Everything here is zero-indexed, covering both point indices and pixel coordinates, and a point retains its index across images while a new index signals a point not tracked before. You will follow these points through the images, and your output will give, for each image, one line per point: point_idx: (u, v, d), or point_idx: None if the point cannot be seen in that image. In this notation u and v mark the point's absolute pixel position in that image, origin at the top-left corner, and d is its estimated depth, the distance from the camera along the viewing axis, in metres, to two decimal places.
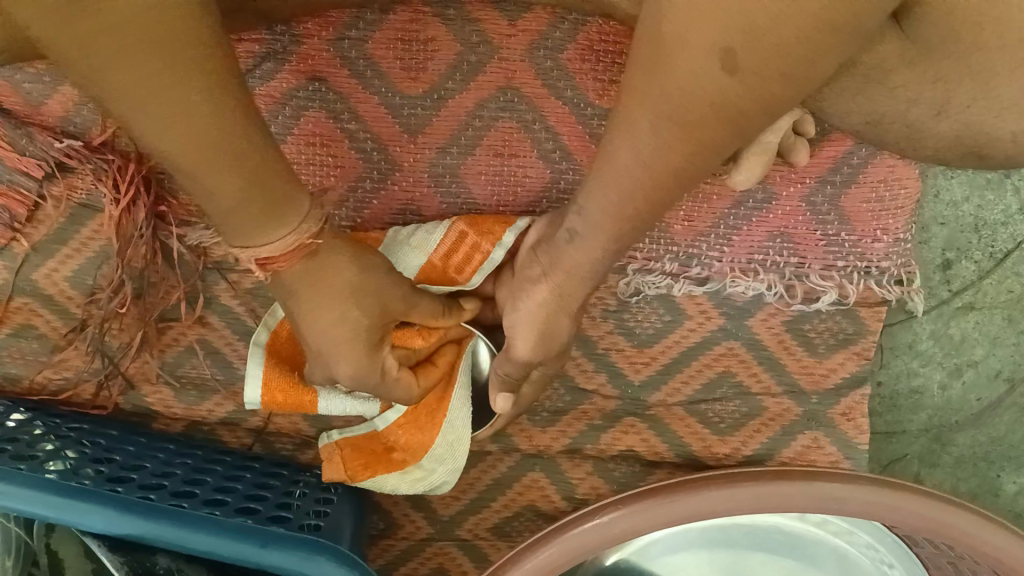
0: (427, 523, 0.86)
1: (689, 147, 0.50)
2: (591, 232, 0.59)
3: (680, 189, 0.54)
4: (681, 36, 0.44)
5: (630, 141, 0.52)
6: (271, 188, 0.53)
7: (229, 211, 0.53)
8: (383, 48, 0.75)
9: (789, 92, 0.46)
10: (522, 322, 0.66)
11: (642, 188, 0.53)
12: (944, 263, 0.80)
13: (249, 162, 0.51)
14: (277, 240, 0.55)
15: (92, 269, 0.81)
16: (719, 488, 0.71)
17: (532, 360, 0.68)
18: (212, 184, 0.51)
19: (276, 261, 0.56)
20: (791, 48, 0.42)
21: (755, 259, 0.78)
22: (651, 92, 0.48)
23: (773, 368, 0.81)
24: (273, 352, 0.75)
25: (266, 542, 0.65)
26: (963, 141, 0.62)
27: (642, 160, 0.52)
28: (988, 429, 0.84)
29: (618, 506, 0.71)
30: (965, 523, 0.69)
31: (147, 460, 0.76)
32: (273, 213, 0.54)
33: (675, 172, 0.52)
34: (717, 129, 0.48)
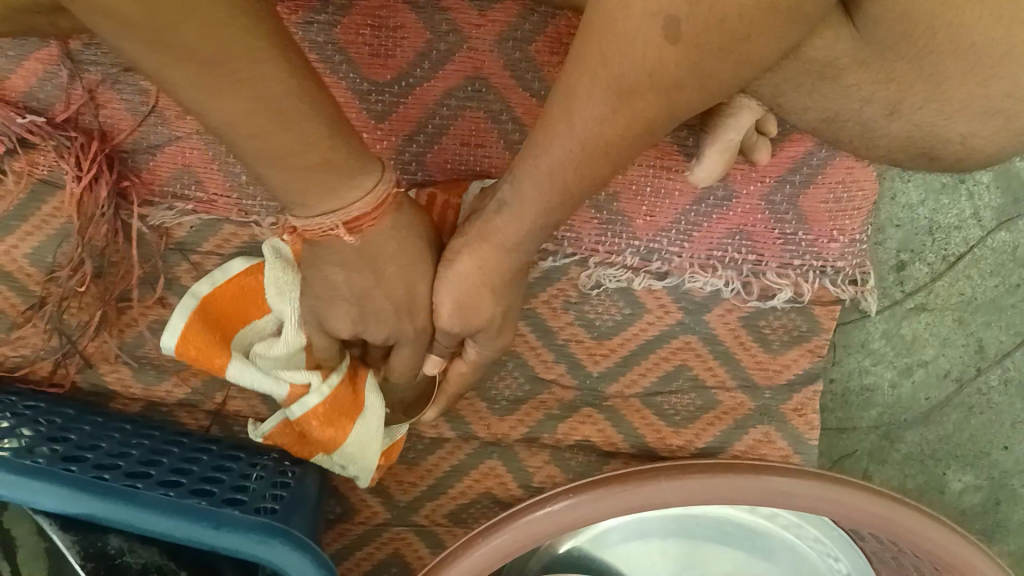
0: (384, 509, 0.87)
1: (624, 118, 0.54)
2: (522, 208, 0.61)
3: (613, 164, 0.58)
4: (624, 2, 0.48)
5: (566, 113, 0.55)
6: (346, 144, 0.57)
7: (312, 177, 0.56)
8: (352, 32, 0.76)
9: (722, 69, 0.51)
10: (443, 293, 0.65)
11: (574, 160, 0.56)
12: (899, 264, 0.82)
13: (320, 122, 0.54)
14: (364, 195, 0.59)
15: (52, 247, 0.80)
16: (670, 479, 0.72)
17: (455, 331, 0.66)
18: (300, 146, 0.54)
19: (364, 219, 0.59)
20: (729, 19, 0.47)
21: (714, 255, 0.79)
22: (590, 60, 0.52)
23: (729, 363, 0.82)
24: (213, 306, 0.74)
25: (219, 524, 0.66)
26: (914, 142, 0.63)
27: (575, 131, 0.55)
28: (935, 427, 0.86)
29: (570, 496, 0.72)
30: (906, 519, 0.71)
31: (102, 441, 0.76)
32: (352, 165, 0.57)
33: (608, 143, 0.55)
34: (651, 97, 0.52)
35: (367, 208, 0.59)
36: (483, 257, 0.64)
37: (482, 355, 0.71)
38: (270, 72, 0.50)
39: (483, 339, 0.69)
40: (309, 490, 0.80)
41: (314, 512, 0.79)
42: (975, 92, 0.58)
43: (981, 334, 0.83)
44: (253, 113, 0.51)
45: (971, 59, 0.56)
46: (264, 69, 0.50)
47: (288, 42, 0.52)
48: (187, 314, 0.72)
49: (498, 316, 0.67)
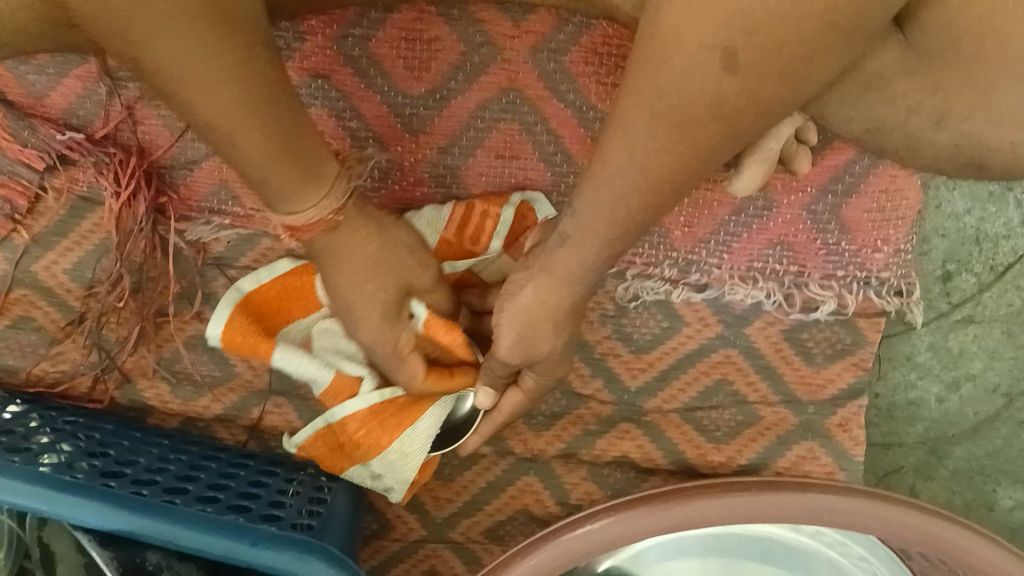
0: (420, 525, 0.86)
1: (684, 146, 0.53)
2: (587, 236, 0.61)
3: (675, 190, 0.57)
4: (680, 35, 0.48)
5: (624, 140, 0.54)
6: (297, 160, 0.57)
7: (263, 177, 0.57)
8: (386, 46, 0.75)
9: (783, 93, 0.49)
10: (505, 325, 0.67)
11: (639, 188, 0.56)
12: (945, 275, 0.79)
13: (276, 134, 0.55)
14: (299, 209, 0.59)
15: (91, 262, 0.81)
16: (711, 496, 0.71)
17: (513, 361, 0.69)
18: (240, 152, 0.55)
19: (304, 230, 0.60)
20: (788, 46, 0.45)
21: (755, 267, 0.78)
22: (648, 92, 0.51)
23: (770, 377, 0.81)
24: (254, 303, 0.77)
25: (258, 541, 0.66)
26: (961, 150, 0.62)
27: (637, 161, 0.55)
28: (984, 442, 0.84)
29: (610, 513, 0.71)
30: (957, 537, 0.68)
31: (140, 456, 0.77)
32: (301, 181, 0.58)
33: (669, 167, 0.54)
34: (712, 126, 0.51)
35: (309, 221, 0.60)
36: (548, 293, 0.65)
37: (539, 382, 0.73)
38: (228, 86, 0.50)
39: (541, 368, 0.71)
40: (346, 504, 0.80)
41: (352, 527, 0.79)
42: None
43: None
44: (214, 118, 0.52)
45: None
46: (219, 85, 0.50)
47: (263, 58, 0.52)
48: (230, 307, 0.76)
49: (557, 347, 0.68)
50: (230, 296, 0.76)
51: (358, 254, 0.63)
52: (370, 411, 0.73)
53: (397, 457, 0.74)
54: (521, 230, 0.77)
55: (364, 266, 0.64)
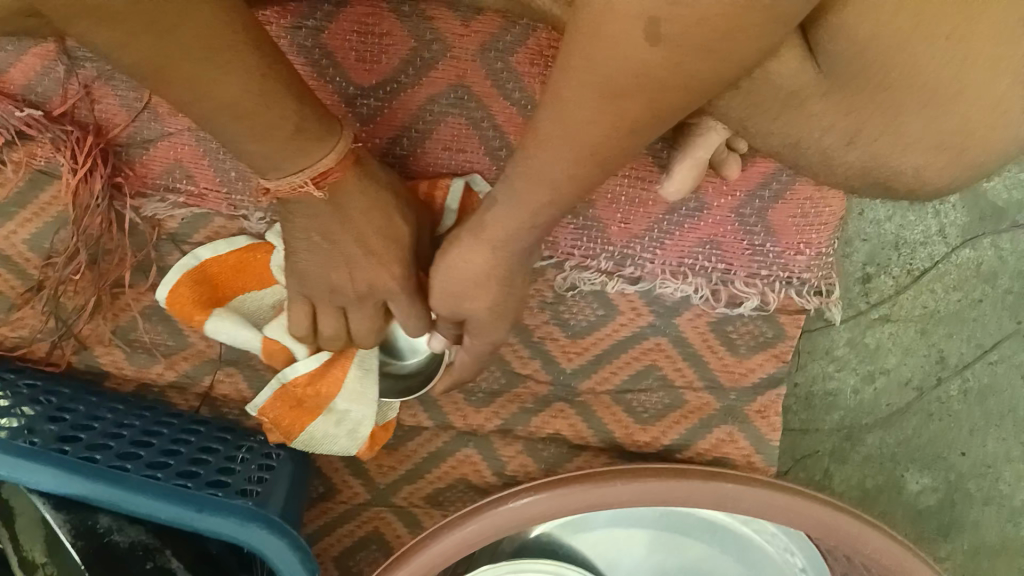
0: (364, 489, 0.92)
1: (612, 121, 0.53)
2: (519, 206, 0.62)
3: (605, 165, 0.58)
4: (608, 6, 0.48)
5: (554, 114, 0.55)
6: (312, 112, 0.61)
7: (283, 143, 0.59)
8: (339, 38, 0.78)
9: (705, 70, 0.50)
10: (437, 278, 0.69)
11: (566, 159, 0.57)
12: (865, 276, 0.84)
13: (286, 91, 0.58)
14: (326, 156, 0.62)
15: (50, 233, 0.83)
16: (625, 481, 0.75)
17: (445, 312, 0.72)
18: (270, 120, 0.58)
19: (329, 172, 0.63)
20: (710, 21, 0.46)
21: (685, 263, 0.82)
22: (574, 62, 0.51)
23: (696, 364, 0.85)
24: (204, 273, 0.80)
25: (203, 507, 0.70)
26: (870, 170, 0.64)
27: (566, 133, 0.55)
28: (895, 430, 0.89)
29: (534, 492, 0.75)
30: (847, 525, 0.74)
31: (97, 421, 0.81)
32: (319, 134, 0.61)
33: (599, 142, 0.55)
34: (638, 100, 0.52)
35: (329, 164, 0.63)
36: (475, 253, 0.66)
37: (474, 343, 0.74)
38: (244, 49, 0.54)
39: (476, 328, 0.72)
40: (291, 473, 0.85)
41: (295, 494, 0.84)
42: (928, 127, 0.59)
43: (943, 345, 0.86)
44: (232, 88, 0.55)
45: (931, 96, 0.57)
46: (238, 52, 0.54)
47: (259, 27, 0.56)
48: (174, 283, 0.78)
49: (483, 311, 0.70)
50: (179, 262, 0.79)
51: (362, 182, 0.67)
52: (322, 364, 0.79)
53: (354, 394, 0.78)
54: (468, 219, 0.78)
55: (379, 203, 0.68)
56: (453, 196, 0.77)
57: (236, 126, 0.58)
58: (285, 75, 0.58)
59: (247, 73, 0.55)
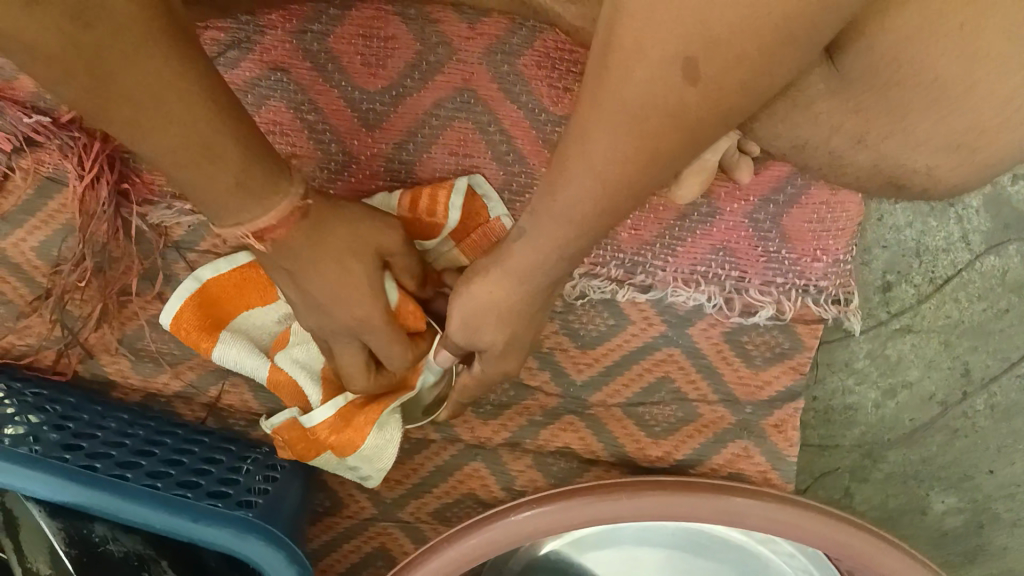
0: (371, 504, 0.90)
1: (645, 158, 0.50)
2: (545, 241, 0.59)
3: (630, 202, 0.55)
4: (638, 46, 0.45)
5: (581, 148, 0.52)
6: (265, 165, 0.55)
7: (224, 197, 0.54)
8: (344, 42, 0.77)
9: (743, 103, 0.47)
10: (456, 308, 0.66)
11: (594, 195, 0.54)
12: (885, 285, 0.81)
13: (235, 145, 0.53)
14: (271, 210, 0.57)
15: (58, 241, 0.83)
16: (629, 494, 0.73)
17: (461, 343, 0.69)
18: (211, 174, 0.53)
19: (275, 229, 0.58)
20: (750, 58, 0.43)
21: (698, 270, 0.80)
22: (606, 103, 0.49)
23: (710, 376, 0.83)
24: (211, 288, 0.79)
25: (199, 517, 0.69)
26: (882, 171, 0.62)
27: (594, 169, 0.52)
28: (919, 448, 0.85)
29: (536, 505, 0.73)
30: (863, 543, 0.71)
31: (100, 429, 0.80)
32: (268, 186, 0.56)
33: (625, 176, 0.52)
34: (672, 137, 0.48)
35: (270, 220, 0.57)
36: (495, 287, 0.63)
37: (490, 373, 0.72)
38: (185, 94, 0.49)
39: (490, 358, 0.70)
40: (295, 486, 0.83)
41: (299, 507, 0.82)
42: (940, 126, 0.57)
43: (967, 358, 0.83)
44: (171, 141, 0.50)
45: (939, 94, 0.55)
46: (176, 101, 0.48)
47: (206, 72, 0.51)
48: (183, 301, 0.77)
49: (500, 342, 0.67)
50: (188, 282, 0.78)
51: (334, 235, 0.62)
52: (339, 413, 0.75)
53: (373, 452, 0.77)
54: (474, 225, 0.78)
55: (345, 259, 0.63)
56: (458, 193, 0.77)
57: (174, 173, 0.53)
58: (235, 127, 0.53)
59: (188, 124, 0.50)
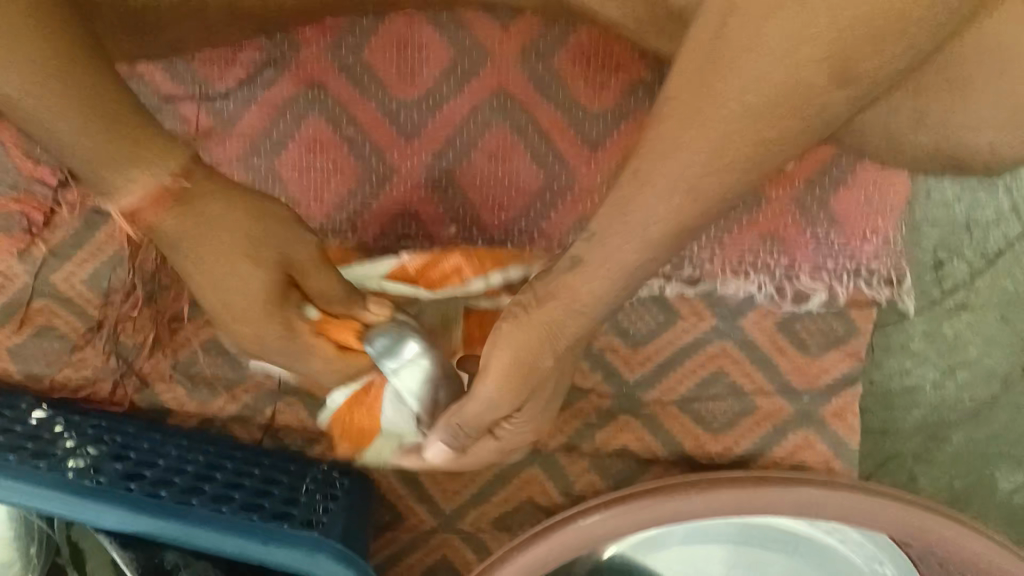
0: (430, 516, 0.90)
1: (729, 159, 0.49)
2: (622, 240, 0.54)
3: (723, 196, 0.52)
4: (762, 27, 0.45)
5: (681, 125, 0.50)
6: (116, 114, 0.58)
7: (99, 142, 0.58)
8: (379, 54, 0.79)
9: (837, 104, 0.47)
10: (494, 365, 0.61)
11: (672, 205, 0.52)
12: (936, 263, 0.80)
13: (69, 67, 0.56)
14: (145, 174, 0.60)
15: (108, 271, 0.85)
16: (700, 491, 0.72)
17: (493, 403, 0.64)
18: (69, 125, 0.57)
19: (139, 208, 0.61)
20: (872, 47, 0.44)
21: (747, 261, 0.80)
22: (709, 93, 0.48)
23: (765, 368, 0.82)
24: None
25: (269, 539, 0.69)
26: (943, 148, 0.61)
27: (679, 175, 0.50)
28: (983, 427, 0.84)
29: (602, 509, 0.72)
30: (941, 529, 0.70)
31: (160, 458, 0.80)
32: (133, 145, 0.59)
33: (723, 155, 0.49)
34: (816, 105, 0.46)
35: (139, 199, 0.61)
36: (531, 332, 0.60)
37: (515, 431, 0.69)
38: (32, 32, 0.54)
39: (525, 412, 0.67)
40: (356, 502, 0.84)
41: (360, 523, 0.82)
42: (1001, 94, 0.56)
43: None
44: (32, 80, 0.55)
45: (1000, 60, 0.54)
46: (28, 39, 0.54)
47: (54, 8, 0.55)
48: None
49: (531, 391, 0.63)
50: None
51: (219, 207, 0.64)
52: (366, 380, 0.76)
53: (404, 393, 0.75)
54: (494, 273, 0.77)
55: (234, 222, 0.65)
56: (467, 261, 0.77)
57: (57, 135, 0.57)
58: (81, 76, 0.56)
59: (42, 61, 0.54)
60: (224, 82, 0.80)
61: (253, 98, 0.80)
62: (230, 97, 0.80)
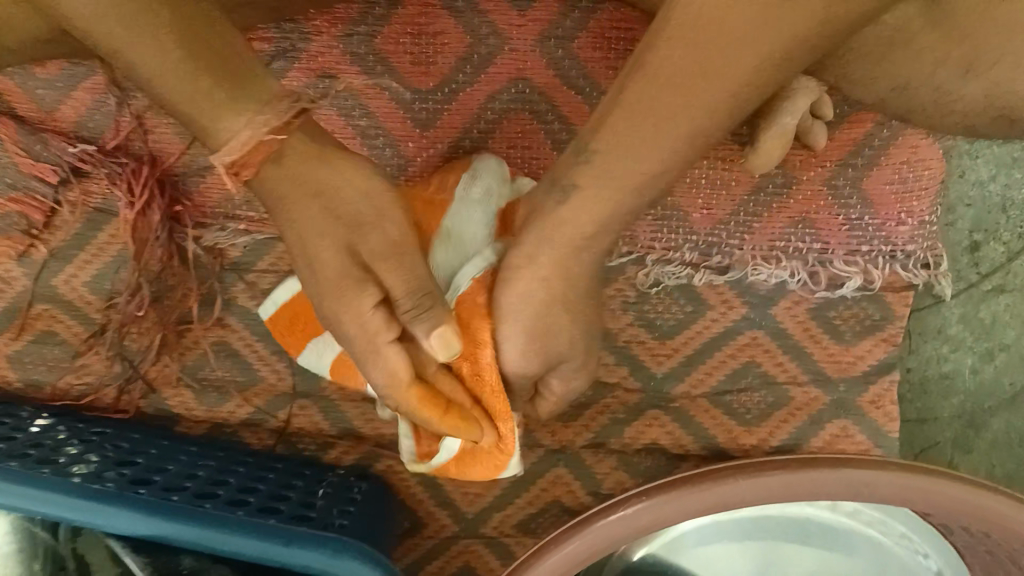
0: (452, 521, 0.87)
1: (710, 74, 0.52)
2: (613, 171, 0.57)
3: (697, 147, 0.56)
4: None
5: (702, 32, 0.50)
6: (226, 55, 0.54)
7: (217, 83, 0.54)
8: (392, 42, 0.75)
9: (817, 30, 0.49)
10: (510, 321, 0.62)
11: (652, 130, 0.55)
12: (973, 245, 0.78)
13: (189, 27, 0.53)
14: (250, 126, 0.55)
15: (111, 273, 0.81)
16: (748, 476, 0.64)
17: (530, 359, 0.64)
18: (164, 77, 0.54)
19: (244, 165, 0.56)
20: None
21: (778, 246, 0.77)
22: None
23: (799, 358, 0.79)
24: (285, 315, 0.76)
25: (291, 541, 0.66)
26: (993, 101, 0.62)
27: (668, 87, 0.53)
28: (1022, 412, 0.82)
29: (644, 497, 0.65)
30: (996, 503, 0.62)
31: (170, 463, 0.76)
32: (240, 88, 0.55)
33: (726, 65, 0.51)
34: None
35: (243, 154, 0.55)
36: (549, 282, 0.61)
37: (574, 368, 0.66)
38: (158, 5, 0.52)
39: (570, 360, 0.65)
40: (375, 504, 0.80)
41: (383, 527, 0.79)
42: None
43: None
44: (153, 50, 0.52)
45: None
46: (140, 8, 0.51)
47: None
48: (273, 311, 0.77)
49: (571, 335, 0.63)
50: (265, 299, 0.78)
51: (309, 148, 0.58)
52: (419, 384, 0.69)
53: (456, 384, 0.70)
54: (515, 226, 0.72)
55: (334, 178, 0.59)
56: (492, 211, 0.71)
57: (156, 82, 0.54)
58: (184, 9, 0.53)
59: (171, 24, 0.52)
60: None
61: None
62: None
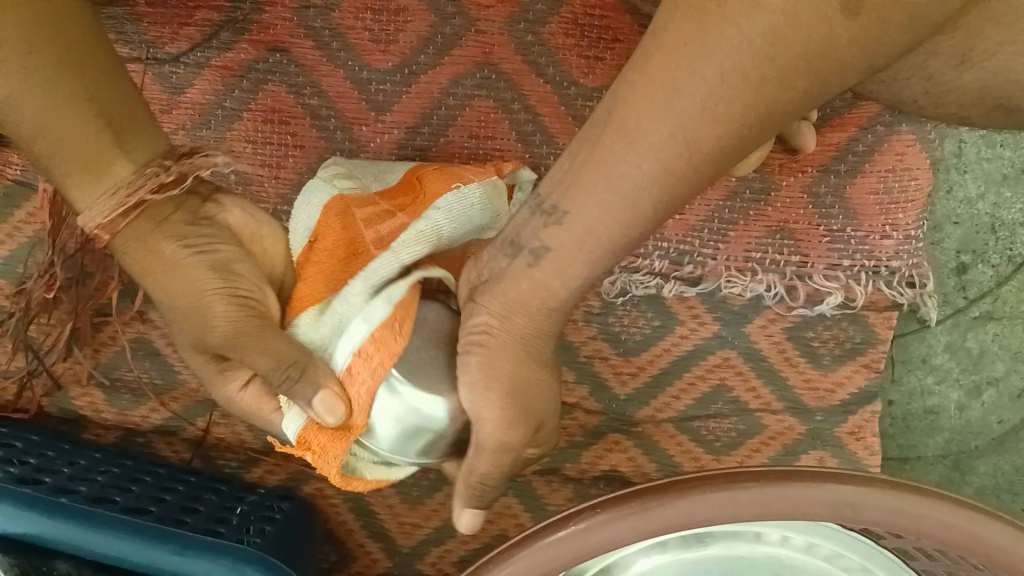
0: (385, 556, 0.77)
1: (690, 157, 0.40)
2: (569, 235, 0.44)
3: (670, 208, 0.43)
4: None
5: (673, 88, 0.38)
6: (97, 144, 0.46)
7: (82, 165, 0.46)
8: (351, 17, 0.70)
9: (854, 63, 0.35)
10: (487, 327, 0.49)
11: (613, 215, 0.42)
12: (960, 266, 0.74)
13: (86, 116, 0.45)
14: (110, 199, 0.47)
15: (24, 255, 0.73)
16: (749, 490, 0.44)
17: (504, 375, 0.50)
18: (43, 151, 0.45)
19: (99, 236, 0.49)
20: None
21: (753, 258, 0.71)
22: (715, 45, 0.36)
23: (773, 383, 0.73)
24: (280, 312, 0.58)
25: (185, 549, 0.58)
26: (990, 92, 0.53)
27: (640, 172, 0.40)
28: (1013, 456, 0.75)
29: (599, 511, 0.46)
30: None
31: (65, 466, 0.67)
32: (104, 164, 0.47)
33: (706, 148, 0.39)
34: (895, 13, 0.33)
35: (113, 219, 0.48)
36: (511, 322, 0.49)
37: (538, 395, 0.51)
38: (82, 106, 0.45)
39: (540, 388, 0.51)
40: (299, 528, 0.71)
41: (306, 553, 0.69)
42: None
43: None
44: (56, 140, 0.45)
45: None
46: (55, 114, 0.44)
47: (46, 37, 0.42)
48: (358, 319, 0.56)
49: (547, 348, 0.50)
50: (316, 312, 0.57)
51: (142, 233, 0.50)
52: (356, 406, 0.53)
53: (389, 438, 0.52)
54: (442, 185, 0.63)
55: (157, 248, 0.50)
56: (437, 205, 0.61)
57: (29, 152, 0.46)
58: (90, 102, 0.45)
59: (81, 130, 0.45)
60: (175, 44, 0.70)
61: (207, 62, 0.71)
62: (180, 62, 0.71)
